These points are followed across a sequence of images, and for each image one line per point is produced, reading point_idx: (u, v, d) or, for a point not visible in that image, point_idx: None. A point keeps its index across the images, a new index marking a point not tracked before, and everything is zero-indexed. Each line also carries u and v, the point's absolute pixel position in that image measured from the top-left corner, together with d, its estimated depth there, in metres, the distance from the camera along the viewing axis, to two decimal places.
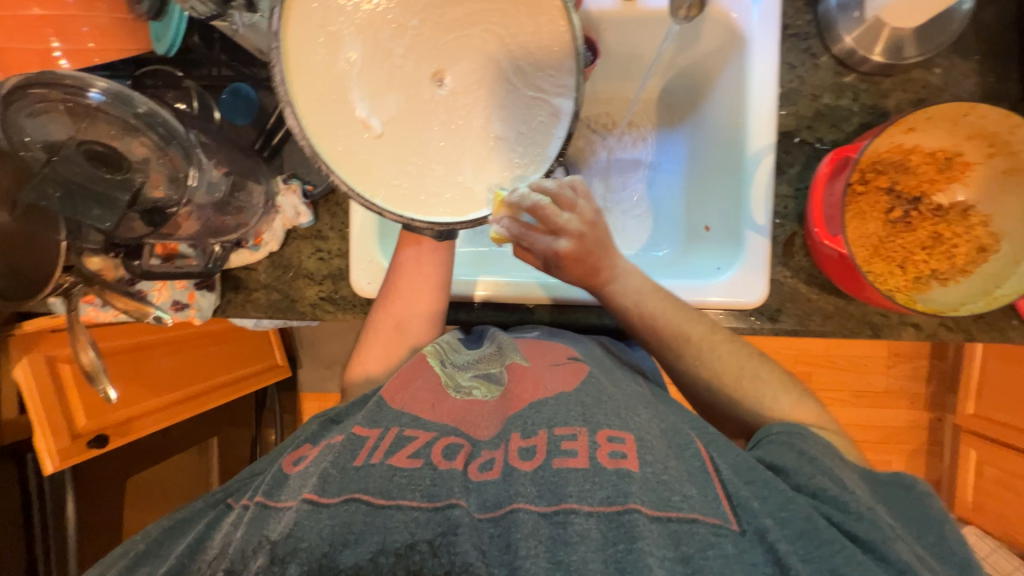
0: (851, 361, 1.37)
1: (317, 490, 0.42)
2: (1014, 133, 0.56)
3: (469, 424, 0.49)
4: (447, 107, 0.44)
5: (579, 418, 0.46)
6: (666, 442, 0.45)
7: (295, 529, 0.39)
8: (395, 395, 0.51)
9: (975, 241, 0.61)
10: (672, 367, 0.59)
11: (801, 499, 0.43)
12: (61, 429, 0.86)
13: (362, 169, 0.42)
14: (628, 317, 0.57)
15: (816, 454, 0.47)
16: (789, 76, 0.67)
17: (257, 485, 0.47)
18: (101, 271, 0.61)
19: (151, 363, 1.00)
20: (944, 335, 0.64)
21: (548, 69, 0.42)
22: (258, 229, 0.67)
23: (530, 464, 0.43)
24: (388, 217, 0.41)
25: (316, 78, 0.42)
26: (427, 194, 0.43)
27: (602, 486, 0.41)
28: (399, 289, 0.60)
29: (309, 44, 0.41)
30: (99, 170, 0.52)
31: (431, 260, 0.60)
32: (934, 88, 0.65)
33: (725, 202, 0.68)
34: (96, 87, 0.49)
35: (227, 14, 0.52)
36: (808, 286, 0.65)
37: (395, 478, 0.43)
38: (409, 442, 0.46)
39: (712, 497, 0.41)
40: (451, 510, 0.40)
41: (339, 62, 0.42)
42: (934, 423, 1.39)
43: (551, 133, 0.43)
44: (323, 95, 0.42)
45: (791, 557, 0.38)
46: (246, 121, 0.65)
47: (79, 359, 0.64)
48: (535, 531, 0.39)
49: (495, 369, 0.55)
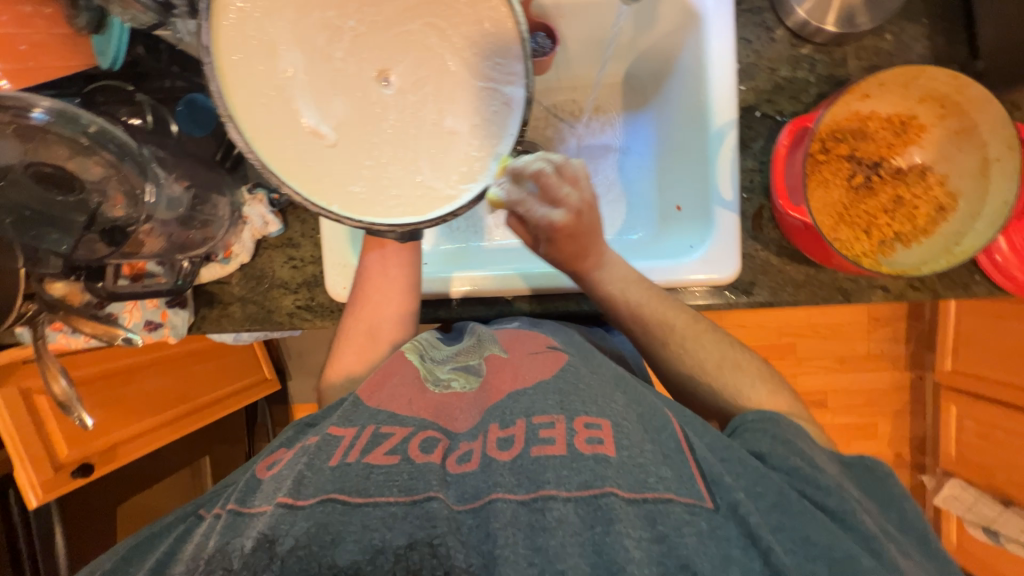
0: (835, 328, 1.40)
1: (292, 493, 0.41)
2: (963, 92, 0.57)
3: (446, 418, 0.49)
4: (396, 106, 0.44)
5: (556, 406, 0.46)
6: (641, 425, 0.46)
7: (271, 532, 0.39)
8: (370, 394, 0.51)
9: (934, 201, 0.63)
10: (653, 351, 0.59)
11: (774, 475, 0.44)
12: (42, 462, 0.83)
13: (318, 178, 0.42)
14: (611, 302, 0.58)
15: (791, 437, 0.48)
16: (746, 51, 0.67)
17: (228, 495, 0.48)
18: (66, 298, 0.60)
19: (132, 387, 0.98)
20: (911, 296, 0.66)
21: (495, 57, 0.42)
22: (226, 242, 0.66)
23: (507, 454, 0.43)
24: (347, 224, 0.40)
25: (259, 91, 0.41)
26: (387, 197, 0.43)
27: (580, 470, 0.41)
28: (370, 294, 0.60)
29: (246, 57, 0.41)
30: (52, 194, 0.52)
31: (398, 261, 0.60)
32: (887, 54, 0.66)
33: (692, 182, 0.69)
34: (39, 107, 0.46)
35: (169, 22, 0.51)
36: (779, 257, 0.66)
37: (372, 476, 0.43)
38: (385, 440, 0.46)
39: (686, 476, 0.42)
40: (429, 502, 0.40)
41: (279, 73, 0.42)
42: (915, 382, 1.43)
43: (508, 119, 0.43)
44: (267, 107, 0.42)
45: (761, 527, 0.39)
46: (205, 134, 0.63)
47: (50, 390, 0.62)
48: (514, 519, 0.39)
49: (474, 360, 0.56)
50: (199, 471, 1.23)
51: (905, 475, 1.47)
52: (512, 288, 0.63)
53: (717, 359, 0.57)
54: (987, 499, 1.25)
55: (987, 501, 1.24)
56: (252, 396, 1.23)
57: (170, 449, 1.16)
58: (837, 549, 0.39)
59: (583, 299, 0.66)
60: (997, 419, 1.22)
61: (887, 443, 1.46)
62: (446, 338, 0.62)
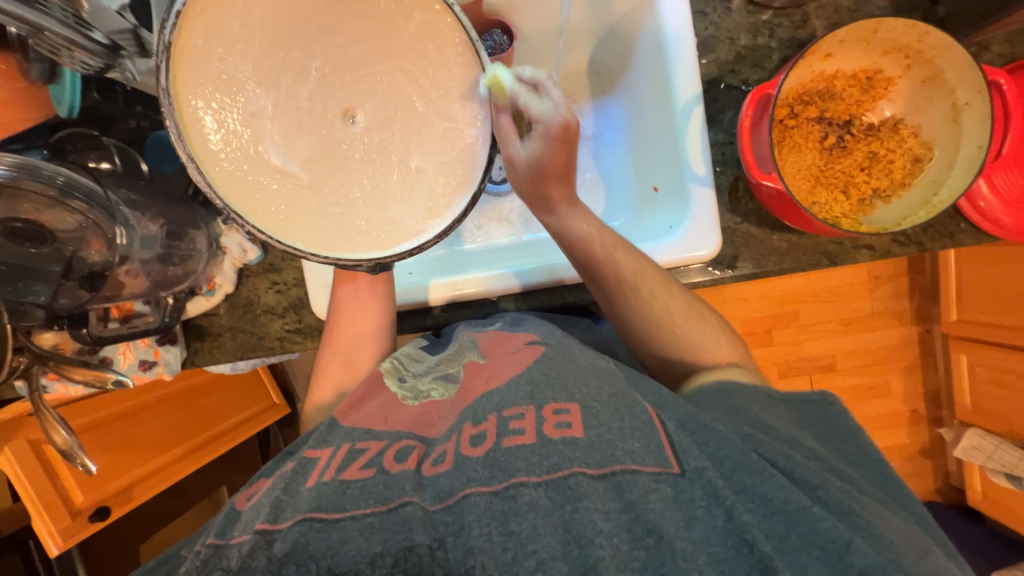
0: (837, 291, 1.39)
1: (269, 519, 0.44)
2: (924, 40, 0.57)
3: (424, 425, 0.53)
4: (362, 145, 0.44)
5: (527, 398, 0.49)
6: (613, 403, 0.47)
7: (250, 559, 0.41)
8: (347, 414, 0.55)
9: (909, 152, 0.62)
10: (621, 305, 0.57)
11: (734, 436, 0.44)
12: (60, 510, 0.84)
13: (287, 221, 0.42)
14: (585, 241, 0.55)
15: (741, 406, 0.49)
16: (704, 24, 0.67)
17: (205, 534, 0.48)
18: (58, 348, 0.62)
19: (141, 426, 0.99)
20: (898, 251, 0.65)
21: (460, 100, 0.44)
22: (209, 274, 0.66)
23: (480, 450, 0.46)
24: (312, 261, 0.41)
25: (219, 130, 0.41)
26: (356, 236, 0.43)
27: (550, 455, 0.44)
28: (344, 326, 0.61)
29: (206, 97, 0.40)
30: (26, 247, 0.53)
31: (370, 294, 0.60)
32: (846, 10, 0.65)
33: (666, 161, 0.69)
34: (1, 164, 0.45)
35: (118, 63, 0.50)
36: (759, 227, 0.66)
37: (348, 491, 0.45)
38: (361, 454, 0.49)
39: (655, 446, 0.44)
40: (404, 507, 0.43)
41: (245, 113, 0.42)
42: (924, 335, 1.42)
43: (475, 160, 0.44)
44: (229, 147, 0.41)
45: (726, 488, 0.40)
46: (175, 168, 0.64)
47: (51, 441, 0.63)
48: (488, 510, 0.42)
49: (453, 368, 0.58)
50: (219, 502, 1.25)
51: (922, 429, 1.46)
52: (498, 287, 0.62)
53: (687, 309, 0.58)
54: (1007, 445, 1.23)
55: (1007, 448, 1.22)
56: (260, 424, 1.24)
57: (187, 481, 1.19)
58: (793, 502, 0.39)
59: (568, 291, 0.66)
60: (1008, 363, 1.19)
61: (902, 400, 1.45)
62: (429, 346, 0.65)
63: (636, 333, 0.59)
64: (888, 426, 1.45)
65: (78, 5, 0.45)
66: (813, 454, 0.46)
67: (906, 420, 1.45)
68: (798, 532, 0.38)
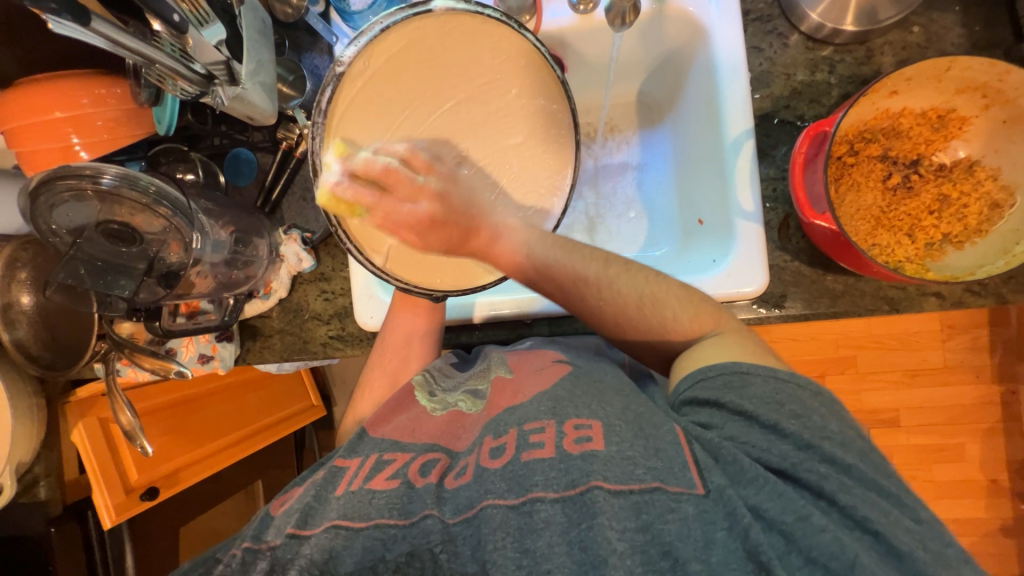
0: (901, 339, 1.28)
1: (298, 524, 0.48)
2: (1005, 80, 0.53)
3: (449, 438, 0.55)
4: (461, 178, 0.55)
5: (548, 412, 0.51)
6: (637, 422, 0.47)
7: (282, 558, 0.47)
8: (377, 425, 0.58)
9: (986, 196, 0.58)
10: (568, 295, 0.56)
11: (729, 443, 0.43)
12: (117, 485, 0.90)
13: (382, 238, 0.53)
14: (521, 261, 0.54)
15: (720, 399, 0.45)
16: (758, 59, 0.66)
17: (240, 537, 0.51)
18: (133, 336, 0.69)
19: (196, 414, 1.06)
20: (971, 301, 0.59)
21: (548, 172, 0.57)
22: (266, 279, 0.71)
23: (499, 462, 0.48)
24: (393, 282, 0.51)
25: (351, 147, 0.52)
26: (432, 269, 0.55)
27: (568, 470, 0.44)
28: (394, 348, 0.65)
29: (355, 121, 0.51)
30: (118, 246, 0.60)
31: (420, 326, 0.65)
32: (916, 46, 0.62)
33: (711, 193, 0.67)
34: (108, 174, 0.53)
35: (211, 90, 0.56)
36: (812, 267, 0.63)
37: (374, 500, 0.48)
38: (387, 466, 0.52)
39: (678, 467, 0.42)
40: (425, 520, 0.46)
41: (380, 138, 0.53)
42: (1006, 397, 1.26)
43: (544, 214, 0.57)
44: (357, 161, 0.53)
45: (754, 526, 0.38)
46: (247, 181, 0.72)
47: (118, 421, 0.69)
48: (503, 523, 0.43)
49: (482, 385, 0.60)
50: (254, 494, 1.31)
51: (1004, 504, 1.27)
52: (534, 308, 0.64)
53: (634, 298, 0.54)
54: None
55: None
56: (299, 422, 1.30)
57: (229, 472, 1.25)
58: (791, 514, 0.38)
59: None
60: None
61: (978, 467, 1.28)
62: (460, 363, 0.67)
63: (592, 314, 0.56)
64: (961, 495, 1.29)
65: (185, 42, 0.51)
66: (800, 441, 0.41)
67: (982, 491, 1.28)
68: (797, 550, 0.38)
